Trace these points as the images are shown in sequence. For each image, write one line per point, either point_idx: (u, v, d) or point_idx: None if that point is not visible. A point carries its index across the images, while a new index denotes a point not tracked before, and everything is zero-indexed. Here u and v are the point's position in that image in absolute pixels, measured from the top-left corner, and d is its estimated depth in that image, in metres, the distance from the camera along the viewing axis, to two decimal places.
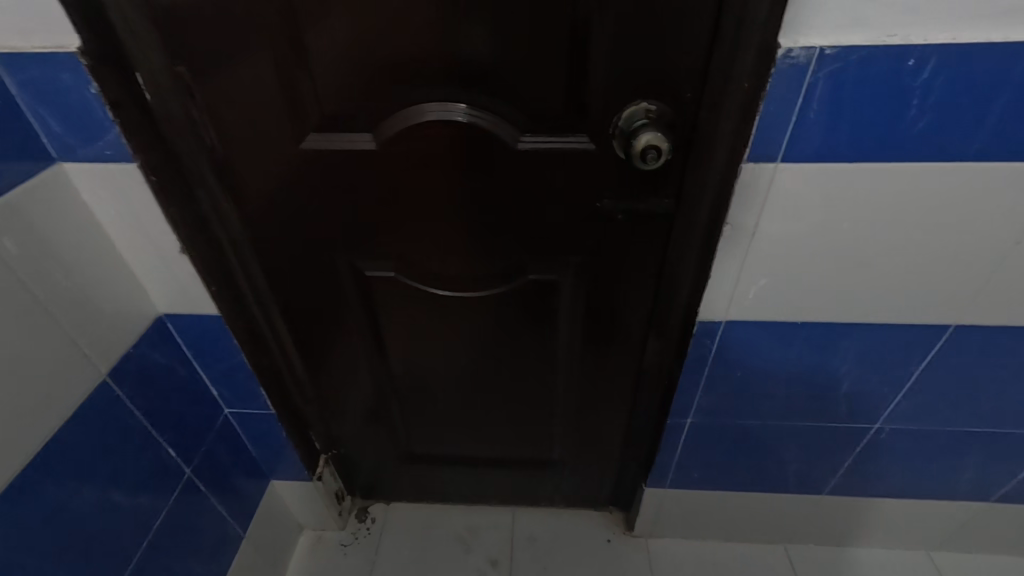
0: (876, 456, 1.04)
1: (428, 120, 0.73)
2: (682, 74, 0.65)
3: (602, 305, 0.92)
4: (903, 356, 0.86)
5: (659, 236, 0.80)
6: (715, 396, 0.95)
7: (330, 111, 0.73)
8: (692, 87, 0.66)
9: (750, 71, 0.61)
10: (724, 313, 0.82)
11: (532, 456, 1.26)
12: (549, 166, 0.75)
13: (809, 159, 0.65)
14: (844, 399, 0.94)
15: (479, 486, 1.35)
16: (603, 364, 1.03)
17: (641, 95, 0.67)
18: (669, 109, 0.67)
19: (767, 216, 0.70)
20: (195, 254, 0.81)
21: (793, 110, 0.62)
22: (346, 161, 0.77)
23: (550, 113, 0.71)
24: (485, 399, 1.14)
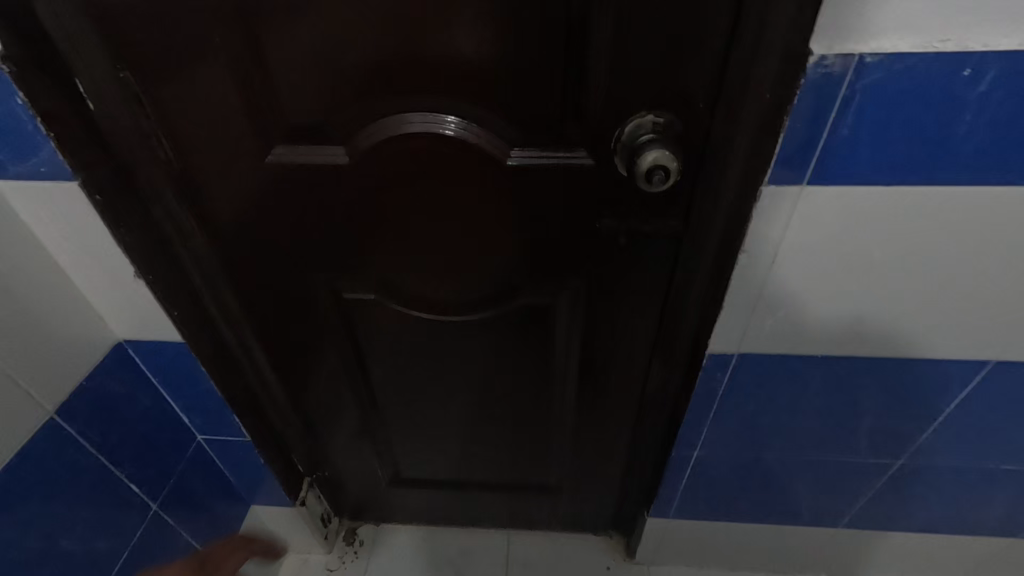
0: (899, 491, 0.96)
1: (407, 131, 0.65)
2: (694, 82, 0.57)
3: (603, 329, 0.85)
4: (933, 391, 0.78)
5: (666, 259, 0.72)
6: (724, 428, 0.88)
7: (296, 121, 0.65)
8: (706, 97, 0.57)
9: (773, 80, 0.53)
10: (737, 345, 0.74)
11: (527, 481, 1.19)
12: (543, 183, 0.67)
13: (840, 181, 0.57)
14: (865, 434, 0.86)
15: (472, 509, 1.28)
16: (603, 390, 0.96)
17: (647, 106, 0.59)
18: (678, 121, 0.59)
19: (789, 243, 0.62)
20: (151, 277, 0.74)
21: (823, 126, 0.53)
22: (317, 175, 0.69)
23: (543, 125, 0.63)
24: (477, 423, 1.06)
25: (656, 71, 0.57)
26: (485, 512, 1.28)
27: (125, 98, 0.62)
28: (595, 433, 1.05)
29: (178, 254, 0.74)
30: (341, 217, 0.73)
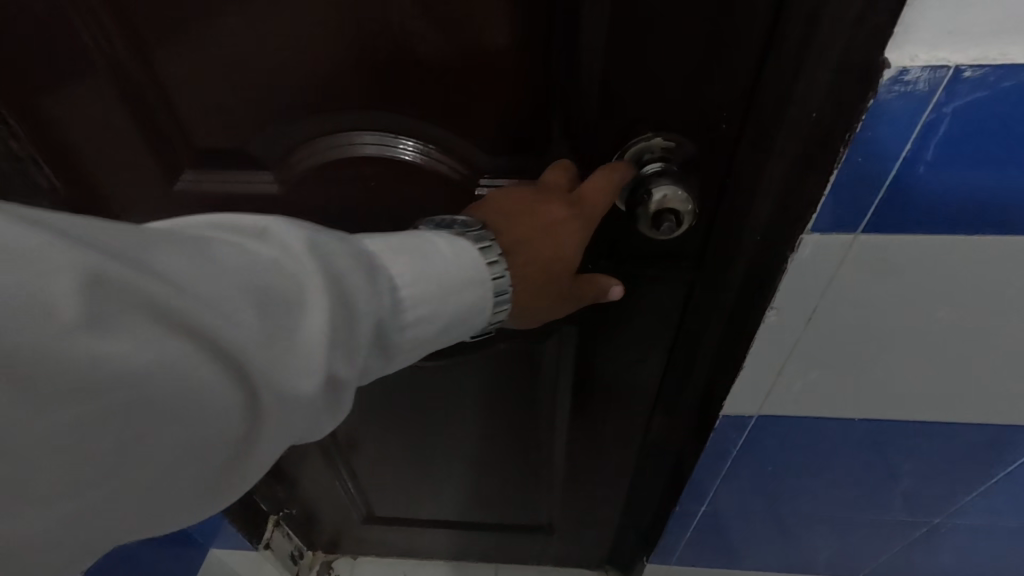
0: (932, 549, 0.84)
1: (349, 155, 0.51)
2: (715, 96, 0.43)
3: (598, 377, 0.73)
4: (988, 457, 0.65)
5: (674, 309, 0.59)
6: (735, 484, 0.77)
7: (207, 145, 0.51)
8: (729, 116, 0.44)
9: (822, 98, 0.39)
10: (757, 406, 0.62)
11: (514, 520, 1.08)
12: None
13: (907, 231, 0.43)
14: (900, 496, 0.74)
15: (456, 545, 1.17)
16: (598, 436, 0.84)
17: (653, 126, 0.46)
18: (693, 143, 0.46)
19: (830, 301, 0.49)
20: None
21: (891, 164, 0.39)
22: (240, 207, 0.56)
23: (519, 146, 0.50)
24: (457, 464, 0.95)
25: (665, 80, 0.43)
26: (470, 548, 1.18)
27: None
28: (589, 479, 0.93)
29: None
30: None
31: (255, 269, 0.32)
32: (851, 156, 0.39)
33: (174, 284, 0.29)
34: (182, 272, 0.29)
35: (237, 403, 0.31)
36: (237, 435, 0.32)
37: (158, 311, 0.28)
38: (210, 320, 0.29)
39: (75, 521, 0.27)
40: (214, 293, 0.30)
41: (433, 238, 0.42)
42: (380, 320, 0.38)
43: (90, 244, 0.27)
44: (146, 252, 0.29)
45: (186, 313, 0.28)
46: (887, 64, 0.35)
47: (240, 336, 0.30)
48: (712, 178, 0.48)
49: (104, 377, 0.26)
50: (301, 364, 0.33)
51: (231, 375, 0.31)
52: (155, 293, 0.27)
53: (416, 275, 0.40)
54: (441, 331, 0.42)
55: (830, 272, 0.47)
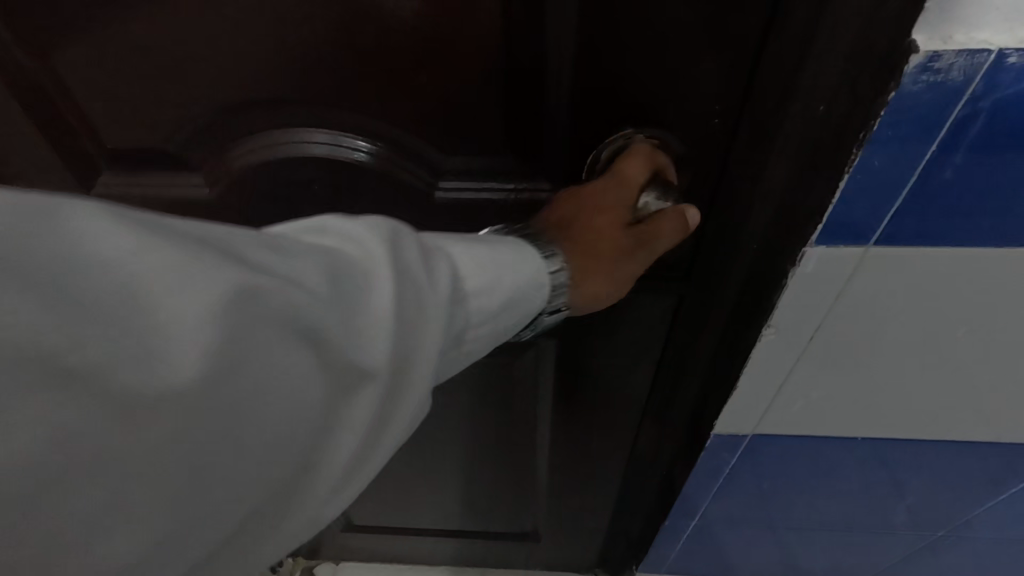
0: (934, 563, 0.80)
1: (299, 153, 0.49)
2: (703, 88, 0.38)
3: (582, 390, 0.67)
4: (1000, 475, 0.60)
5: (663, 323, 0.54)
6: (730, 497, 0.72)
7: (148, 138, 0.49)
8: (723, 113, 0.38)
9: (832, 88, 0.33)
10: (752, 425, 0.56)
11: (498, 528, 1.04)
12: (480, 217, 0.51)
13: (927, 242, 0.37)
14: (903, 510, 0.69)
15: (440, 552, 1.14)
16: (582, 449, 0.79)
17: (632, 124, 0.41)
18: (680, 141, 0.41)
19: (836, 317, 0.43)
20: None
21: (912, 167, 0.33)
22: (178, 196, 0.53)
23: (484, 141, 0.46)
24: (435, 474, 0.90)
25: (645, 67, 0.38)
26: (455, 554, 1.14)
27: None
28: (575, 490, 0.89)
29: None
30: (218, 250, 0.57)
31: (334, 252, 0.28)
32: (865, 156, 0.33)
33: (260, 272, 0.25)
34: (265, 259, 0.25)
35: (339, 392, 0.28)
36: (343, 425, 0.29)
37: (248, 309, 0.24)
38: (298, 303, 0.25)
39: (179, 544, 0.25)
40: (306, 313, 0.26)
41: (513, 241, 0.38)
42: (458, 330, 0.33)
43: (163, 228, 0.23)
44: (225, 239, 0.25)
45: (272, 302, 0.24)
46: (914, 47, 0.29)
47: (332, 327, 0.26)
48: (701, 184, 0.42)
49: (202, 374, 0.23)
50: (404, 347, 0.29)
51: (326, 364, 0.27)
52: (243, 280, 0.24)
53: (498, 270, 0.36)
54: (521, 320, 0.38)
55: (836, 287, 0.41)
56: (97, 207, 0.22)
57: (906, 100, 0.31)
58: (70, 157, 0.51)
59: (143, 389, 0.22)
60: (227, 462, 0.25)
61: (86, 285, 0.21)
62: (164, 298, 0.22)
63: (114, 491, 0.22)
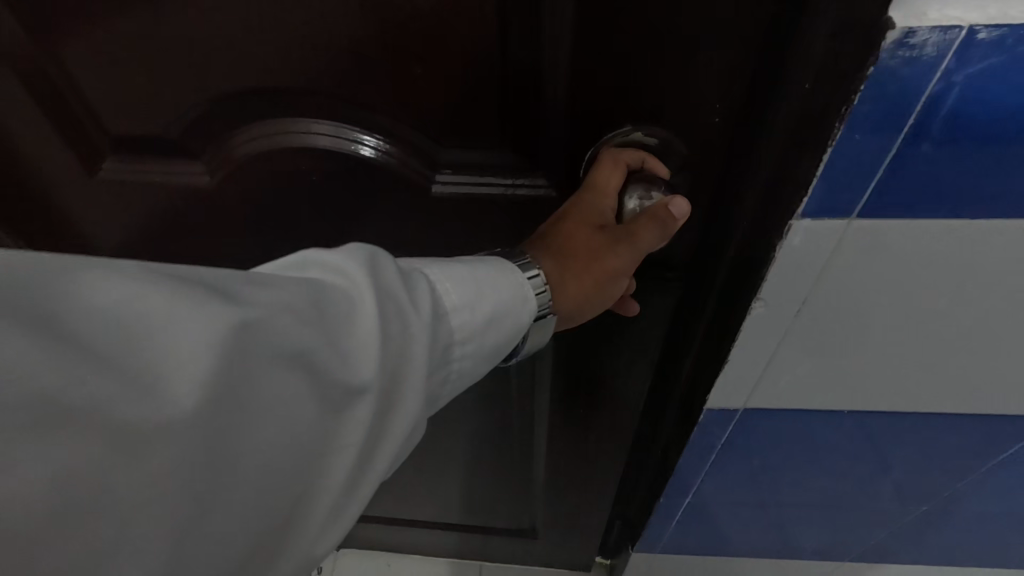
0: (920, 537, 0.83)
1: (300, 140, 0.50)
2: (705, 87, 0.43)
3: (583, 385, 0.70)
4: (983, 447, 0.63)
5: (666, 303, 0.57)
6: (724, 476, 0.74)
7: (153, 126, 0.50)
8: (723, 109, 0.44)
9: (815, 70, 0.35)
10: (744, 400, 0.58)
11: (495, 523, 1.06)
12: (481, 204, 0.53)
13: (908, 214, 0.39)
14: (890, 485, 0.72)
15: (438, 544, 1.15)
16: (581, 446, 0.81)
17: (632, 121, 0.46)
18: (686, 123, 0.45)
19: (823, 289, 0.45)
20: None
21: (892, 141, 0.35)
22: (180, 181, 0.54)
23: (481, 130, 0.48)
24: (436, 470, 0.92)
25: (653, 67, 0.42)
26: (453, 545, 1.16)
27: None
28: (572, 487, 0.91)
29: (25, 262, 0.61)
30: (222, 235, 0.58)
31: (316, 285, 0.33)
32: (848, 134, 0.35)
33: (243, 308, 0.29)
34: (255, 295, 0.30)
35: (332, 413, 0.32)
36: (336, 450, 0.32)
37: (244, 339, 0.28)
38: (289, 325, 0.30)
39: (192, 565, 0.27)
40: (288, 339, 0.30)
41: (488, 265, 0.43)
42: (436, 344, 0.38)
43: (168, 276, 0.28)
44: (221, 281, 0.30)
45: (260, 330, 0.29)
46: (890, 25, 0.31)
47: (315, 348, 0.31)
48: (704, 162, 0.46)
49: (206, 400, 0.26)
50: (387, 362, 0.34)
51: (318, 386, 0.31)
52: (238, 313, 0.28)
53: (468, 291, 0.40)
54: (495, 346, 0.42)
55: (824, 257, 0.42)
56: (101, 272, 0.27)
57: (885, 75, 0.32)
58: (77, 144, 0.53)
59: (149, 423, 0.25)
60: (235, 481, 0.28)
61: (95, 330, 0.25)
62: (169, 337, 0.26)
63: (127, 517, 0.24)
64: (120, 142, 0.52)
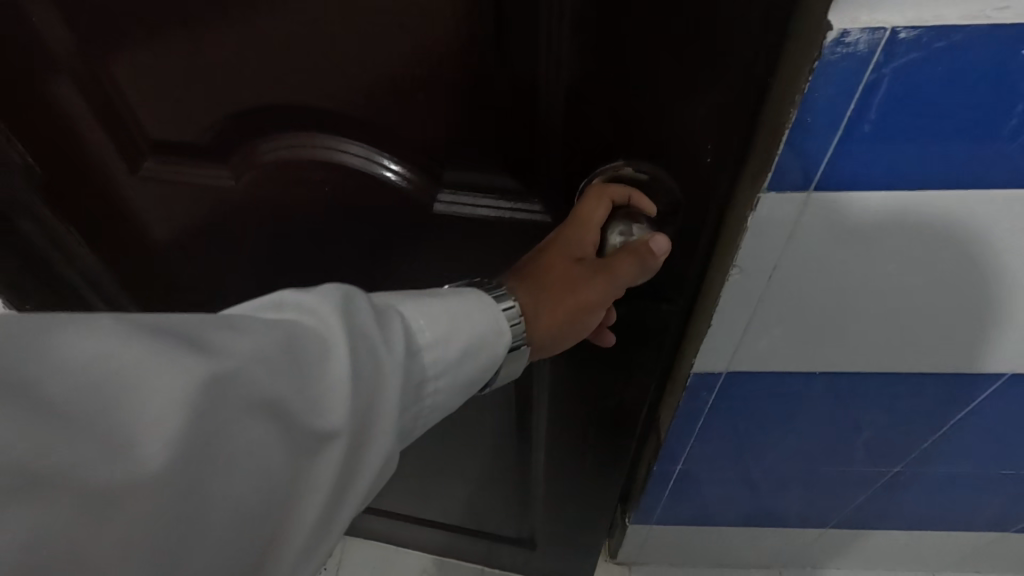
0: (892, 497, 0.90)
1: (323, 154, 0.55)
2: (693, 128, 0.47)
3: (590, 401, 0.75)
4: (941, 405, 0.70)
5: (670, 326, 0.63)
6: (711, 444, 0.80)
7: (188, 131, 0.55)
8: (714, 149, 0.48)
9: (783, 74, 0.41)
10: (726, 364, 0.65)
11: (497, 530, 1.12)
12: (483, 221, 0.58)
13: (856, 186, 0.45)
14: (862, 446, 0.79)
15: (440, 542, 1.21)
16: (583, 460, 0.86)
17: (624, 157, 0.50)
18: (679, 160, 0.49)
19: (791, 256, 0.52)
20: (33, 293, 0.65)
21: (837, 123, 0.42)
22: (211, 184, 0.59)
23: (487, 152, 0.53)
24: (443, 470, 0.98)
25: (647, 111, 0.47)
26: (459, 547, 1.20)
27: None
28: (570, 499, 0.96)
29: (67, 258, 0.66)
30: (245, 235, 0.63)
31: (290, 328, 0.34)
32: (800, 118, 0.41)
33: (215, 361, 0.31)
34: (231, 344, 0.32)
35: (305, 454, 0.34)
36: (309, 487, 0.34)
37: (214, 392, 0.30)
38: (261, 376, 0.32)
39: None
40: (260, 390, 0.32)
41: (462, 300, 0.46)
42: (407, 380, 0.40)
43: (143, 331, 0.30)
44: (195, 329, 0.32)
45: (231, 383, 0.31)
46: (831, 28, 0.37)
47: (285, 397, 0.33)
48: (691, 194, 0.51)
49: (175, 457, 0.28)
50: (357, 410, 0.35)
51: (288, 432, 0.33)
52: (212, 366, 0.30)
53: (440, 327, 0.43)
54: (467, 377, 0.45)
55: (789, 226, 0.49)
56: (79, 330, 0.28)
57: (828, 68, 0.39)
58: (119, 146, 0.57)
59: (121, 480, 0.27)
60: (209, 527, 0.30)
61: (70, 390, 0.27)
62: (147, 392, 0.28)
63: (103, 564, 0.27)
64: (158, 145, 0.57)
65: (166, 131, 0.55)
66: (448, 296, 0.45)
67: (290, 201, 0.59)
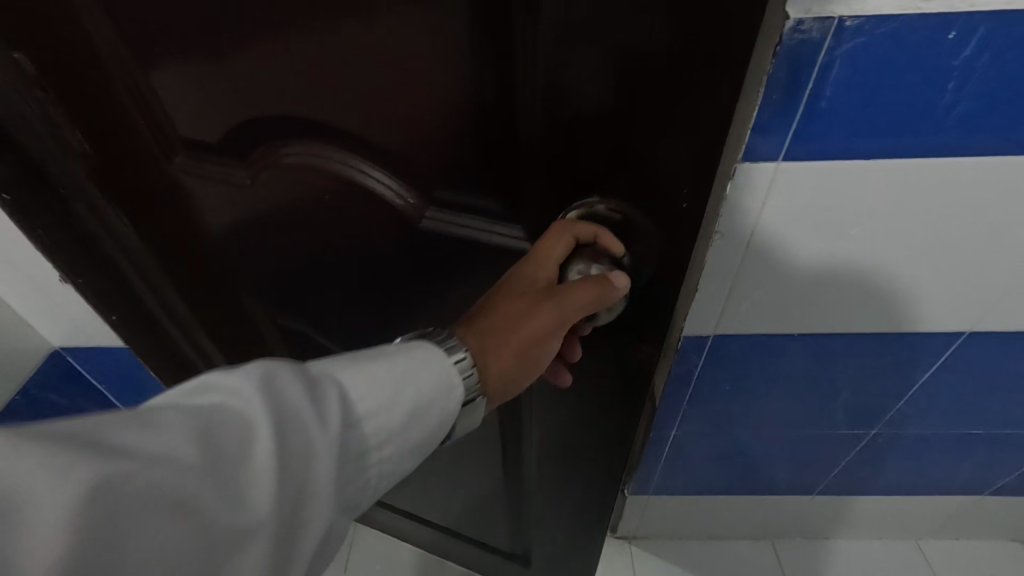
0: (871, 459, 0.97)
1: (331, 166, 0.57)
2: (672, 169, 0.46)
3: (578, 427, 0.76)
4: (909, 364, 0.77)
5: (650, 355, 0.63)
6: (703, 408, 0.87)
7: (208, 131, 0.58)
8: (690, 195, 0.47)
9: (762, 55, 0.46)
10: (713, 327, 0.71)
11: (491, 542, 1.15)
12: (463, 244, 0.58)
13: (818, 157, 0.52)
14: (841, 409, 0.86)
15: (436, 540, 1.25)
16: (569, 489, 0.87)
17: (598, 193, 0.50)
18: (653, 200, 0.48)
19: (765, 221, 0.59)
20: (78, 281, 0.67)
21: (799, 100, 0.48)
22: (232, 179, 0.62)
23: (472, 176, 0.53)
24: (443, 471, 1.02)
25: (623, 150, 0.46)
26: (462, 548, 1.22)
27: (27, 90, 0.56)
28: (558, 521, 0.96)
29: (115, 253, 0.68)
30: (255, 235, 0.67)
31: (207, 416, 0.34)
32: (766, 95, 0.48)
33: (116, 466, 0.30)
34: (144, 444, 0.32)
35: (226, 555, 0.33)
36: None
37: (113, 498, 0.29)
38: (166, 477, 0.31)
39: None
40: (169, 491, 0.31)
41: (409, 362, 0.46)
42: (345, 456, 0.40)
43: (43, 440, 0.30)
44: (105, 432, 0.32)
45: (133, 485, 0.30)
46: (789, 18, 0.43)
47: (197, 495, 0.32)
48: (664, 234, 0.51)
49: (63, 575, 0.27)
50: (283, 497, 0.35)
51: (200, 532, 0.32)
52: (108, 470, 0.30)
53: (380, 403, 0.43)
54: (416, 446, 0.45)
55: (763, 194, 0.56)
56: None
57: (787, 53, 0.46)
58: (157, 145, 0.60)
59: None
60: None
61: None
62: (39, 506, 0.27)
63: None
64: (188, 144, 0.60)
65: (198, 132, 0.58)
66: (397, 357, 0.46)
67: (302, 207, 0.62)
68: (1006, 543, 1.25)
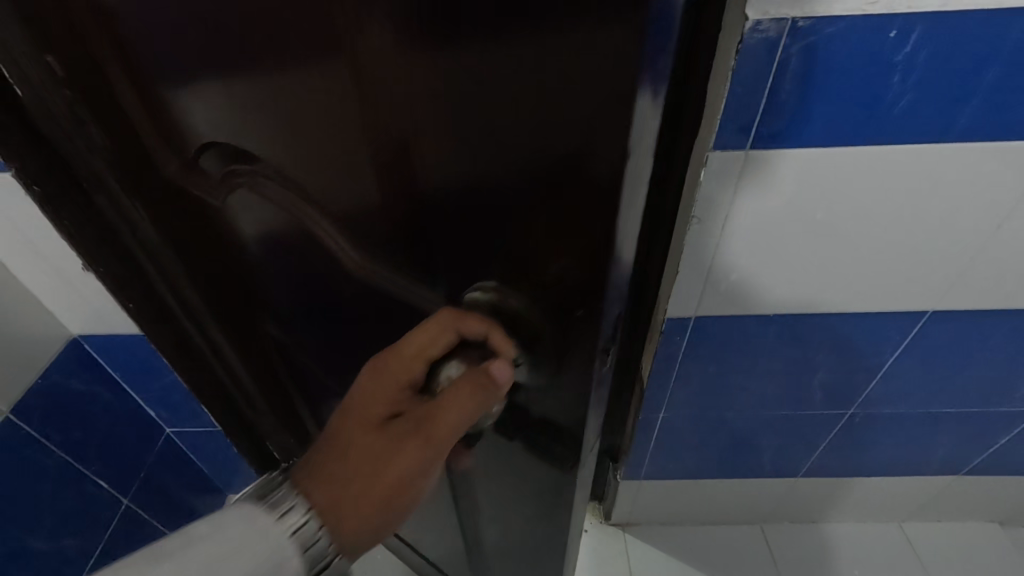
0: (850, 439, 1.02)
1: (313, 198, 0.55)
2: (562, 276, 0.48)
3: (519, 490, 0.77)
4: (879, 342, 0.82)
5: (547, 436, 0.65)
6: (688, 390, 0.92)
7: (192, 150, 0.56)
8: (581, 308, 0.49)
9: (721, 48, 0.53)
10: (694, 308, 0.76)
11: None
12: (392, 292, 0.60)
13: (781, 145, 0.58)
14: (818, 388, 0.91)
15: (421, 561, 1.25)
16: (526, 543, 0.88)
17: (497, 276, 0.52)
18: (545, 299, 0.51)
19: (738, 206, 0.64)
20: (100, 270, 0.71)
21: (762, 93, 0.54)
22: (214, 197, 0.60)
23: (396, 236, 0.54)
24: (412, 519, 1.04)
25: (538, 206, 0.45)
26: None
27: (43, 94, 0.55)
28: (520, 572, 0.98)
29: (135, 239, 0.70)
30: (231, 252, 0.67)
31: None
32: (732, 88, 0.54)
33: None
34: None
35: None
36: None
37: None
38: None
39: None
40: None
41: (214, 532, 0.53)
42: None
43: None
44: None
45: None
46: (748, 18, 0.49)
47: None
48: (556, 335, 0.53)
49: None
50: None
51: None
52: None
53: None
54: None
55: (734, 179, 0.61)
56: None
57: (749, 51, 0.51)
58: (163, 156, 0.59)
59: None
60: None
61: None
62: None
63: None
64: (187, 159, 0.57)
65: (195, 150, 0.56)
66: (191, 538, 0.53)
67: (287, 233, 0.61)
68: (986, 523, 1.30)
